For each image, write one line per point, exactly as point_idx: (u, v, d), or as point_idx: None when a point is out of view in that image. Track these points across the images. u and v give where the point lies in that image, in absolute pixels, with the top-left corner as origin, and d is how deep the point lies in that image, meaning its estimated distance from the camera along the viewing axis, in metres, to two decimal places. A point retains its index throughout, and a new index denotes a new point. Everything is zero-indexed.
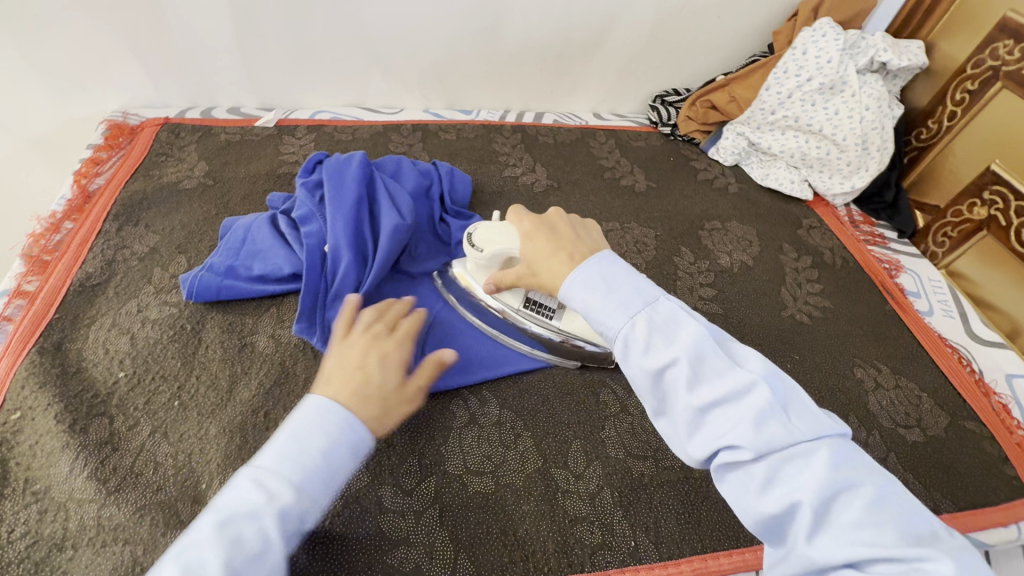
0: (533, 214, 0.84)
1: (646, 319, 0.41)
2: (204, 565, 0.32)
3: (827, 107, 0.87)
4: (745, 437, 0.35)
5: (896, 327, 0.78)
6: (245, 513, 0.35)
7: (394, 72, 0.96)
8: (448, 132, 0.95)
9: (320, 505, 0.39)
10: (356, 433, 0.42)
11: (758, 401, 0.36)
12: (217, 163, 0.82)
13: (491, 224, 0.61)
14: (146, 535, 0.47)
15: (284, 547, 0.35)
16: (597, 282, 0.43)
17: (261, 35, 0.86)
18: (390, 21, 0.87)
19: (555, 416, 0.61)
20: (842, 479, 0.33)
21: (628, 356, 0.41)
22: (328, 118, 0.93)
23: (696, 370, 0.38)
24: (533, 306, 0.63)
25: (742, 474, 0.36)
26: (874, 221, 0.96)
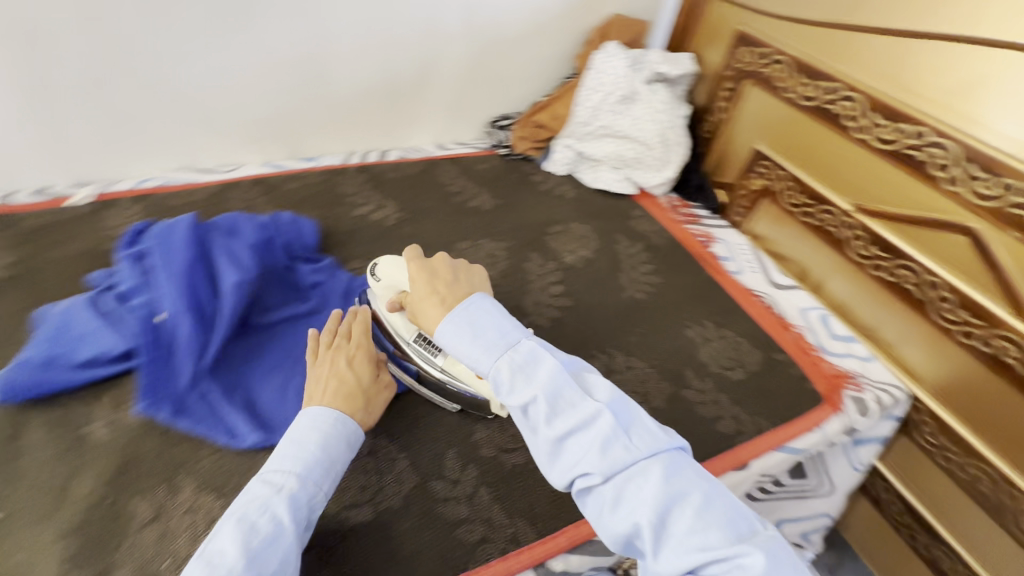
0: (389, 249, 0.87)
1: (507, 361, 0.49)
2: (227, 550, 0.43)
3: (630, 114, 1.04)
4: (554, 424, 0.46)
5: (716, 288, 0.91)
6: (255, 507, 0.46)
7: (221, 130, 0.93)
8: (292, 181, 0.94)
9: (324, 494, 0.50)
10: (346, 428, 0.53)
11: (603, 428, 0.45)
12: (25, 250, 0.75)
13: (394, 260, 0.67)
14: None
15: (294, 531, 0.46)
16: (462, 318, 0.52)
17: (58, 109, 0.80)
18: (205, 81, 0.86)
19: (427, 432, 0.63)
20: (622, 448, 0.44)
21: (463, 359, 0.50)
22: (156, 185, 0.88)
23: (516, 372, 0.48)
24: (424, 343, 0.64)
25: (556, 455, 0.46)
26: (690, 202, 1.08)
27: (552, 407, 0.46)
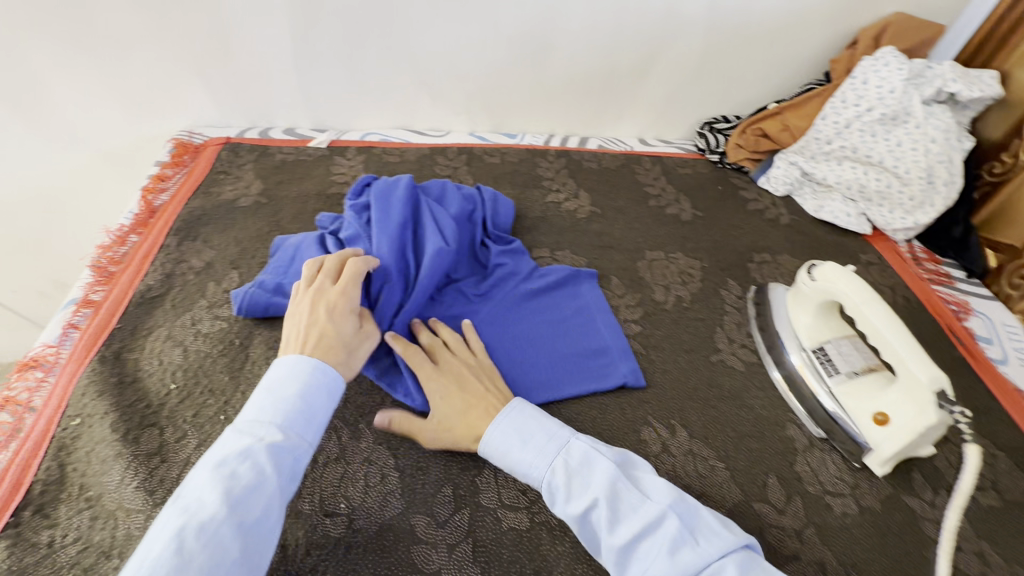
0: (745, 255, 0.89)
1: (562, 464, 0.52)
2: (206, 499, 0.39)
3: None
4: (616, 530, 0.47)
5: (977, 378, 0.75)
6: (233, 454, 0.43)
7: (655, 109, 1.07)
8: (685, 168, 1.04)
9: (307, 445, 0.47)
10: (323, 373, 0.50)
11: (669, 528, 0.46)
12: (479, 168, 0.97)
13: (838, 267, 0.67)
14: (432, 481, 0.58)
15: (276, 478, 0.43)
16: (510, 428, 0.55)
17: (548, 72, 0.99)
18: (672, 80, 1.02)
19: (758, 446, 0.64)
20: (691, 550, 0.44)
21: (519, 466, 0.53)
22: (573, 146, 1.05)
23: (573, 477, 0.51)
24: (822, 357, 0.68)
25: (621, 563, 0.46)
26: (940, 258, 0.94)
27: (612, 510, 0.47)
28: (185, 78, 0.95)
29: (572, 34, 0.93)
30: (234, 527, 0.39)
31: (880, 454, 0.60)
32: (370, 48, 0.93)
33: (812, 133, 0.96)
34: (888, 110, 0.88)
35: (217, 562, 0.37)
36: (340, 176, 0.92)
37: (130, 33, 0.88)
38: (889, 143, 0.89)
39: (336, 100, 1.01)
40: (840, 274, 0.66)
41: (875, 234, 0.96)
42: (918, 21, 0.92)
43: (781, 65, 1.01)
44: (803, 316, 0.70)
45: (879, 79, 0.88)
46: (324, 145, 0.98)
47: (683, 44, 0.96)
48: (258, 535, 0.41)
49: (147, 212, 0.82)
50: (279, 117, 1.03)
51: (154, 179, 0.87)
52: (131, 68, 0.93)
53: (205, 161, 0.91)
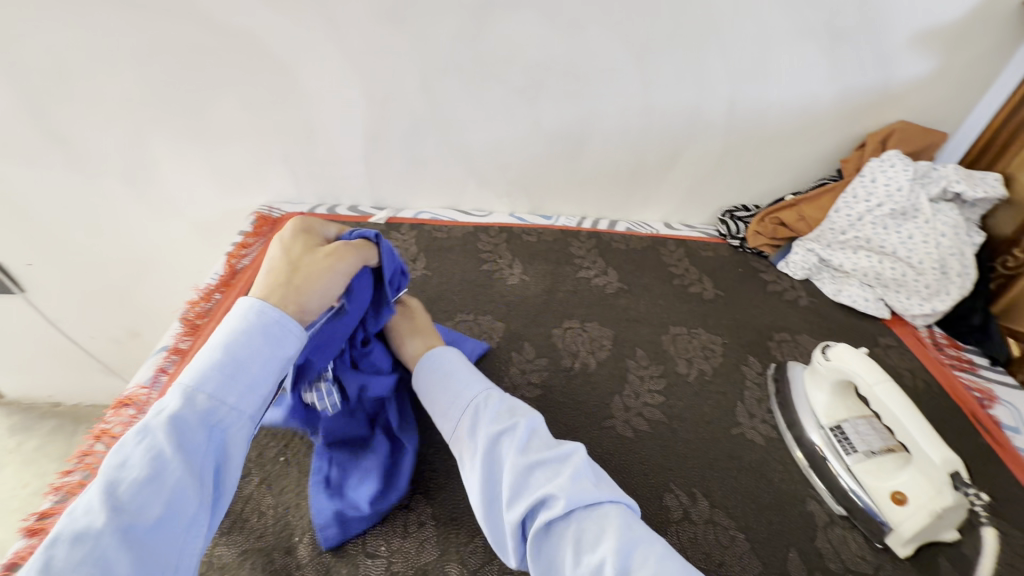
0: (765, 333, 0.94)
1: (495, 396, 0.58)
2: (97, 495, 0.40)
3: None
4: (525, 453, 0.51)
5: (996, 464, 0.77)
6: (138, 442, 0.43)
7: (678, 197, 1.18)
8: (707, 250, 1.12)
9: (228, 411, 0.46)
10: (263, 322, 0.49)
11: (575, 463, 0.50)
12: (518, 245, 1.08)
13: (850, 347, 0.72)
14: (466, 530, 0.62)
15: (178, 461, 0.42)
16: (449, 360, 0.63)
17: (581, 163, 1.12)
18: (693, 172, 1.13)
19: (776, 519, 0.67)
20: (590, 483, 0.49)
21: (455, 391, 0.59)
22: (603, 228, 1.16)
23: (504, 408, 0.56)
24: (840, 435, 0.71)
25: (519, 487, 0.49)
26: (962, 344, 0.98)
27: (525, 440, 0.52)
28: (270, 162, 1.12)
29: (604, 133, 1.06)
30: (124, 523, 0.39)
31: (900, 533, 0.62)
32: (429, 141, 1.08)
33: (826, 223, 1.03)
34: (896, 206, 0.95)
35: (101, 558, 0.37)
36: (395, 249, 1.04)
37: (232, 127, 1.05)
38: (901, 236, 0.96)
39: (395, 182, 1.16)
40: (852, 354, 0.71)
41: (895, 319, 1.01)
42: (921, 128, 1.01)
43: (795, 162, 1.11)
44: (819, 394, 0.75)
45: (886, 178, 0.96)
46: (382, 221, 1.12)
47: (703, 144, 1.08)
48: (162, 529, 0.40)
49: (229, 274, 0.95)
50: (345, 195, 1.19)
51: (237, 247, 1.01)
52: (230, 154, 1.10)
53: (281, 232, 1.05)
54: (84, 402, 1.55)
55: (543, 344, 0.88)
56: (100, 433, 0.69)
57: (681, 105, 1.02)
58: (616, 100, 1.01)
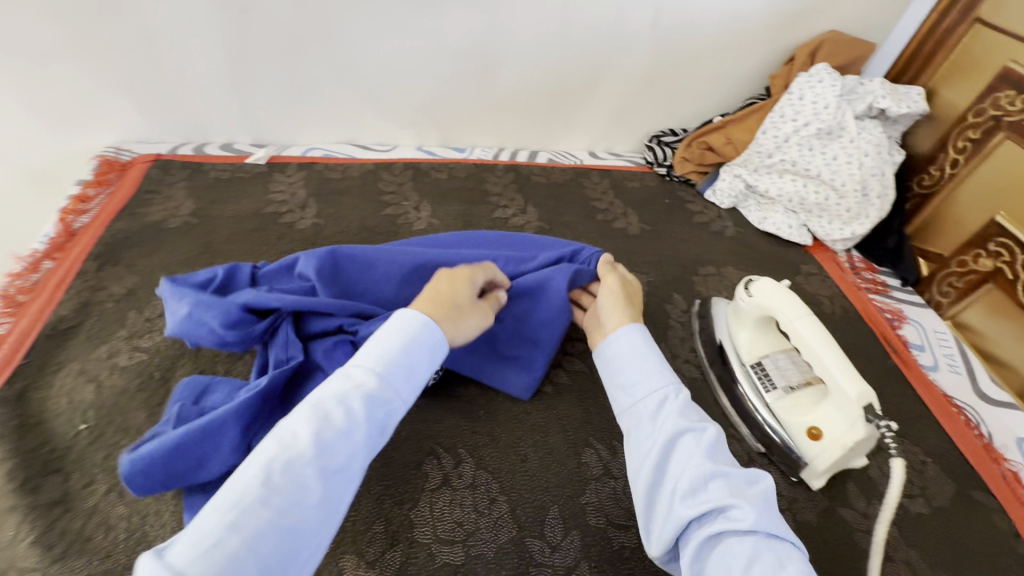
0: (691, 268, 0.89)
1: (687, 393, 0.52)
2: (294, 433, 0.40)
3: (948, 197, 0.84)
4: (714, 461, 0.46)
5: (903, 385, 0.78)
6: (333, 398, 0.43)
7: (602, 123, 1.08)
8: (633, 181, 1.05)
9: (402, 401, 0.46)
10: (434, 330, 0.49)
11: (763, 487, 0.46)
12: (426, 184, 0.95)
13: (772, 282, 0.68)
14: (364, 515, 0.55)
15: (362, 425, 0.42)
16: (634, 342, 0.56)
17: (494, 86, 0.98)
18: (618, 94, 1.03)
19: None
20: (778, 519, 0.44)
21: (634, 368, 0.54)
22: (522, 161, 1.05)
23: (688, 406, 0.52)
24: (760, 372, 0.69)
25: (694, 490, 0.45)
26: (877, 266, 0.97)
27: (715, 447, 0.48)
28: (112, 93, 0.91)
29: (517, 50, 0.93)
30: (311, 469, 0.39)
31: (814, 467, 0.61)
32: (312, 62, 0.90)
33: (753, 146, 0.97)
34: (823, 124, 0.90)
35: (295, 503, 0.38)
36: (279, 194, 0.89)
37: (49, 45, 0.83)
38: (826, 157, 0.92)
39: (277, 114, 0.98)
40: (773, 290, 0.68)
41: (816, 244, 0.99)
42: (849, 40, 0.95)
43: (723, 79, 1.03)
44: (741, 331, 0.72)
45: (814, 95, 0.90)
46: (263, 161, 0.95)
47: (627, 60, 0.97)
48: (336, 482, 0.40)
49: (64, 234, 0.77)
50: (216, 130, 0.99)
51: (75, 200, 0.82)
52: (51, 82, 0.87)
53: (133, 179, 0.87)
54: None
55: None
56: None
57: (601, 16, 0.90)
58: (528, 6, 0.87)
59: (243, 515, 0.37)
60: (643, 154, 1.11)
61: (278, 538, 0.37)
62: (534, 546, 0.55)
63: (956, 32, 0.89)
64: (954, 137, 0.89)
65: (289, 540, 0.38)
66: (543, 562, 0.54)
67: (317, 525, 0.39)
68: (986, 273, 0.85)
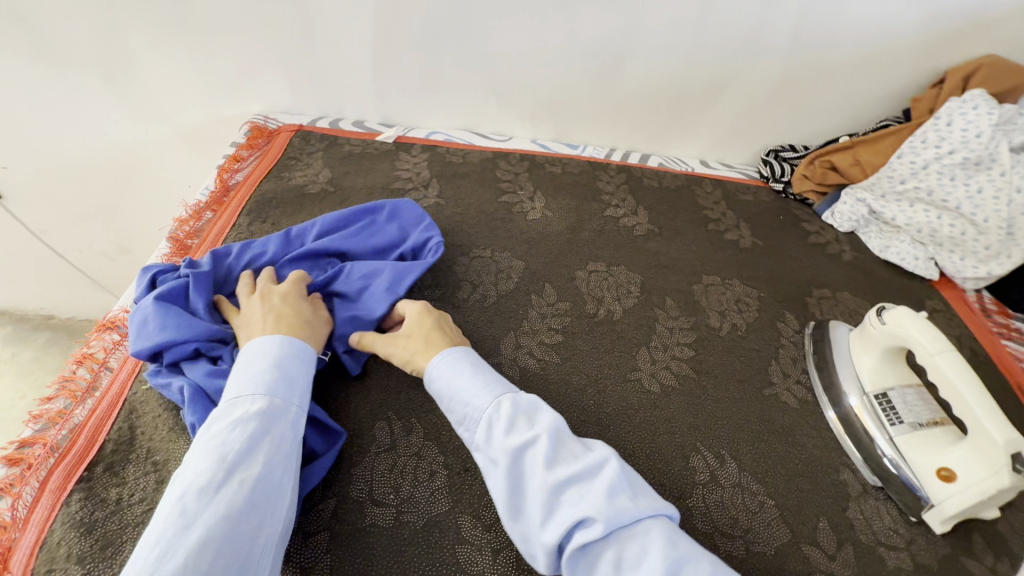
0: (804, 289, 0.87)
1: (509, 398, 0.52)
2: (199, 469, 0.44)
3: (971, 185, 0.86)
4: (553, 468, 0.46)
5: None
6: (224, 423, 0.47)
7: (718, 133, 1.06)
8: (746, 194, 1.02)
9: (296, 407, 0.52)
10: (291, 343, 0.56)
11: (609, 476, 0.46)
12: (540, 176, 0.98)
13: (909, 310, 0.66)
14: (481, 481, 0.59)
15: (263, 434, 0.47)
16: (448, 360, 0.56)
17: (616, 86, 0.99)
18: (741, 104, 1.01)
19: (809, 485, 0.63)
20: (628, 499, 0.45)
21: (464, 390, 0.53)
22: (634, 162, 1.05)
23: (518, 413, 0.51)
24: (885, 404, 0.66)
25: (549, 508, 0.45)
26: (1012, 312, 0.90)
27: (551, 454, 0.47)
28: (267, 65, 0.99)
29: (646, 52, 0.93)
30: (230, 486, 0.43)
31: (941, 510, 0.58)
32: (448, 50, 0.94)
33: (885, 170, 0.93)
34: (971, 154, 0.84)
35: (225, 517, 0.41)
36: (405, 172, 0.94)
37: (223, 19, 0.92)
38: (970, 189, 0.86)
39: (407, 97, 1.03)
40: (910, 319, 0.65)
41: (943, 281, 0.93)
42: (1014, 67, 0.88)
43: (858, 97, 0.98)
44: (866, 358, 0.69)
45: (965, 122, 0.85)
46: (391, 140, 1.01)
47: (758, 71, 0.95)
48: (263, 488, 0.45)
49: (221, 190, 0.86)
50: (350, 108, 1.06)
51: (230, 159, 0.91)
52: (219, 52, 0.97)
53: (279, 146, 0.95)
54: (79, 316, 1.49)
55: (565, 287, 0.81)
56: (82, 357, 0.64)
57: (738, 26, 0.89)
58: (665, 10, 0.87)
59: (168, 545, 0.38)
60: (758, 168, 1.09)
61: (217, 551, 0.40)
62: None
63: None
64: None
65: (243, 544, 0.41)
66: None
67: (253, 532, 0.43)
68: None
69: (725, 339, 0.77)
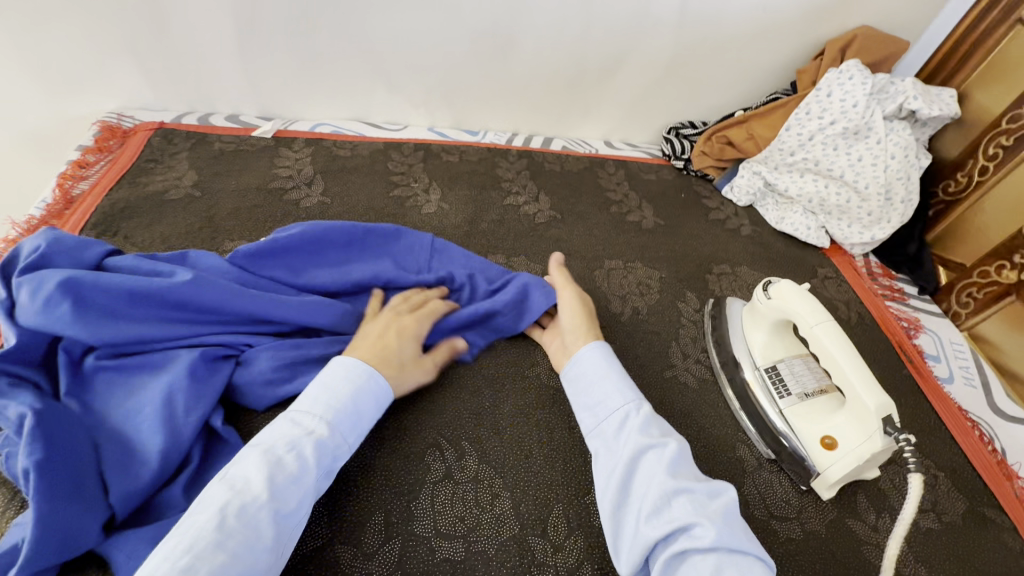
0: (705, 266, 0.87)
1: (647, 407, 0.55)
2: (251, 479, 0.43)
3: (851, 153, 0.88)
4: (675, 474, 0.48)
5: (917, 397, 0.76)
6: (287, 443, 0.47)
7: (619, 112, 1.05)
8: (649, 173, 1.02)
9: (348, 447, 0.50)
10: (377, 382, 0.54)
11: (724, 499, 0.47)
12: (436, 166, 0.92)
13: (792, 283, 0.66)
14: (362, 506, 0.54)
15: (315, 469, 0.47)
16: (596, 366, 0.59)
17: (510, 68, 0.95)
18: (638, 82, 0.99)
19: (706, 466, 0.63)
20: (737, 527, 0.45)
21: (599, 389, 0.57)
22: (536, 147, 1.02)
23: (655, 423, 0.53)
24: (774, 378, 0.67)
25: (659, 505, 0.47)
26: (895, 273, 0.95)
27: (676, 463, 0.49)
28: (114, 56, 0.87)
29: (535, 31, 0.90)
30: (266, 513, 0.42)
31: (826, 477, 0.59)
32: (323, 34, 0.87)
33: (776, 142, 0.94)
34: (850, 123, 0.87)
35: (247, 544, 0.41)
36: (285, 169, 0.86)
37: (49, 2, 0.79)
38: (851, 158, 0.88)
39: (285, 87, 0.94)
40: (793, 291, 0.65)
41: (833, 248, 0.96)
42: (883, 36, 0.91)
43: (748, 71, 0.99)
44: (757, 333, 0.70)
45: (843, 93, 0.87)
46: (270, 134, 0.92)
47: (650, 47, 0.94)
48: (289, 522, 0.44)
49: (61, 202, 0.75)
50: (223, 101, 0.96)
51: (73, 165, 0.80)
52: (53, 42, 0.84)
53: (134, 147, 0.84)
54: None
55: None
56: None
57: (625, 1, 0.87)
58: None
59: (197, 559, 0.38)
60: (660, 146, 1.08)
61: None
62: (536, 544, 0.54)
63: (994, 34, 0.85)
64: (984, 144, 0.85)
65: (257, 574, 0.41)
66: (545, 562, 0.53)
67: (266, 566, 0.41)
68: (1009, 285, 0.82)
69: (626, 325, 0.76)
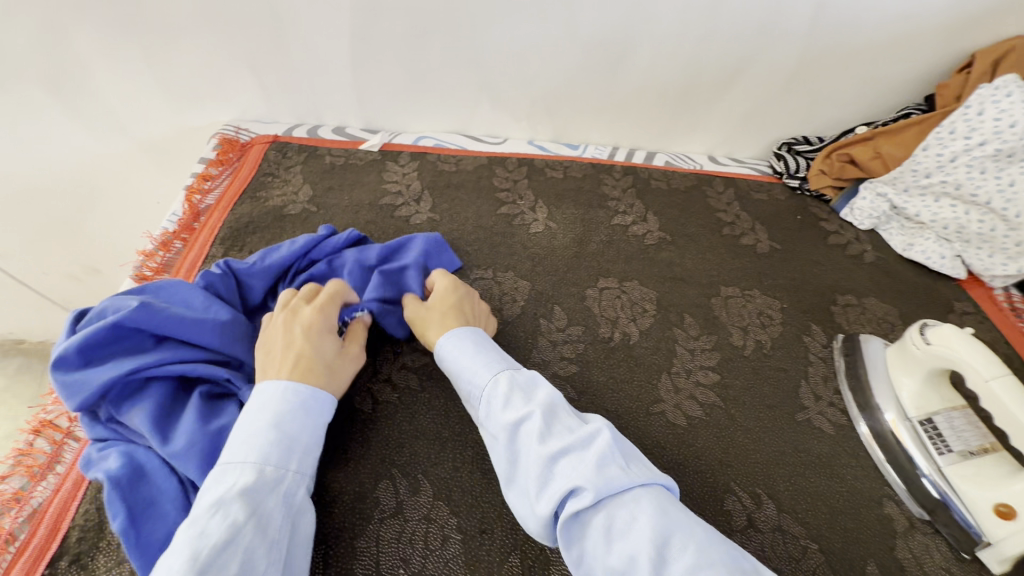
0: (828, 297, 0.81)
1: (507, 375, 0.50)
2: (175, 562, 0.37)
3: (1000, 177, 0.79)
4: (546, 442, 0.43)
5: None
6: (208, 504, 0.41)
7: (727, 126, 0.99)
8: (760, 192, 0.96)
9: (291, 476, 0.46)
10: (310, 400, 0.51)
11: (600, 445, 0.42)
12: (540, 183, 0.90)
13: (954, 329, 0.60)
14: (498, 546, 0.53)
15: (254, 520, 0.41)
16: (456, 342, 0.55)
17: (618, 81, 0.91)
18: (753, 95, 0.94)
19: (850, 524, 0.58)
20: (619, 467, 0.41)
21: (466, 369, 0.52)
22: (639, 162, 0.98)
23: (515, 389, 0.48)
24: (931, 433, 0.61)
25: (542, 479, 0.42)
26: None
27: (545, 427, 0.44)
28: (234, 70, 0.90)
29: (651, 44, 0.86)
30: None
31: (1001, 550, 0.54)
32: (434, 48, 0.86)
33: (909, 163, 0.87)
34: (1004, 145, 0.78)
35: None
36: (393, 184, 0.86)
37: (181, 20, 0.82)
38: (1000, 182, 0.79)
39: (391, 99, 0.95)
40: (958, 338, 0.59)
41: (970, 279, 0.88)
42: None
43: (877, 84, 0.92)
44: (908, 380, 0.63)
45: (998, 110, 0.77)
46: (376, 148, 0.92)
47: (771, 59, 0.88)
48: None
49: (190, 216, 0.77)
50: (329, 113, 0.97)
51: (199, 178, 0.82)
52: (180, 57, 0.87)
53: (252, 160, 0.87)
54: None
55: (576, 308, 0.74)
56: (39, 427, 0.61)
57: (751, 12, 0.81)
58: None
59: None
60: (770, 162, 1.02)
61: None
62: None
63: None
64: None
65: None
66: None
67: None
68: None
69: (751, 359, 0.71)
